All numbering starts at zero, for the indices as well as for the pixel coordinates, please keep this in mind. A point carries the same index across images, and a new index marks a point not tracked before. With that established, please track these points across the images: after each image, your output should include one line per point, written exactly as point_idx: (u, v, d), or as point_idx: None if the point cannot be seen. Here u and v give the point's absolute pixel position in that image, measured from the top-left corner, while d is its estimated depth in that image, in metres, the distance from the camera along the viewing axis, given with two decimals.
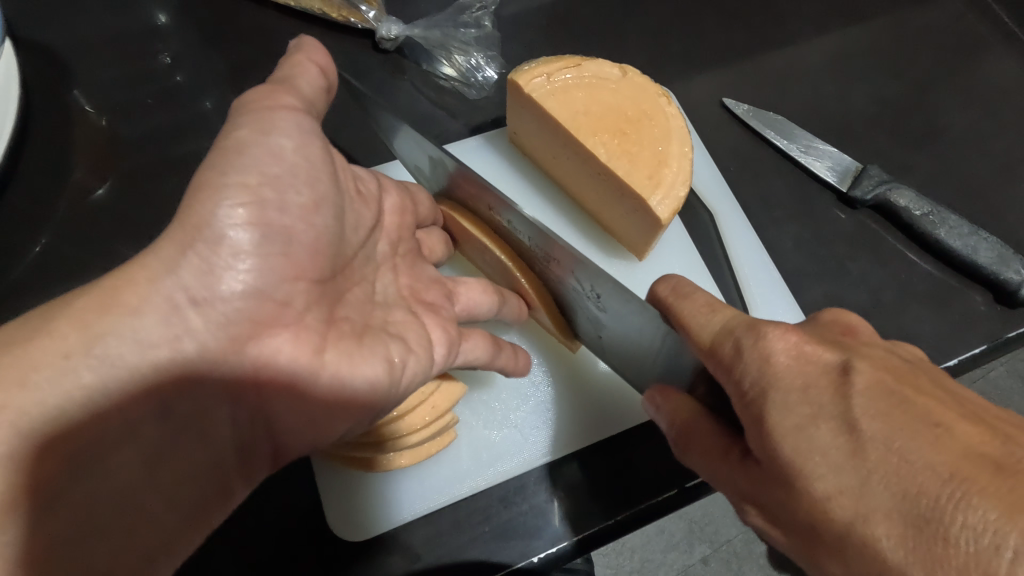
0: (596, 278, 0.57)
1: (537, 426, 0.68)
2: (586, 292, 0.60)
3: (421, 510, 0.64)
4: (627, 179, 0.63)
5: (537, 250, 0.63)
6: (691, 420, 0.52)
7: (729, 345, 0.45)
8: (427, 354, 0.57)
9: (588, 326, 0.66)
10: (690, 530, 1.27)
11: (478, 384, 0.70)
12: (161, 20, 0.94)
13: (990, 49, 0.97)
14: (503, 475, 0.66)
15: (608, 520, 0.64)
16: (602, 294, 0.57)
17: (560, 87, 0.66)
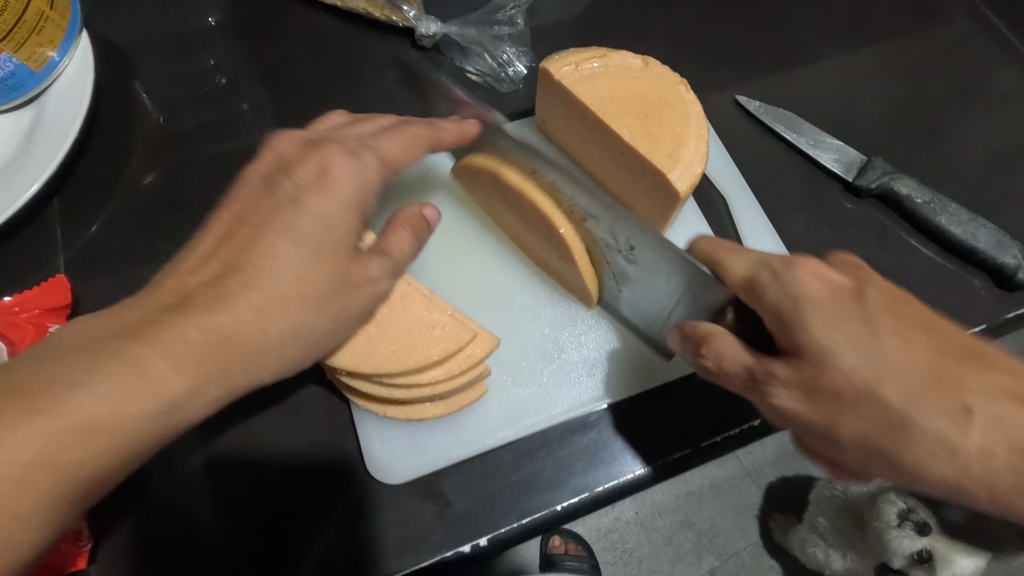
0: (631, 233, 0.64)
1: (563, 385, 0.73)
2: (620, 247, 0.67)
3: (455, 458, 0.69)
4: (649, 156, 0.69)
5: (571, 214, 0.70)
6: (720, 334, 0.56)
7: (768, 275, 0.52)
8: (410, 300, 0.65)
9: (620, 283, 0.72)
10: (698, 542, 1.36)
11: (509, 346, 0.76)
12: (213, 21, 1.01)
13: (985, 57, 1.03)
14: (531, 429, 0.70)
15: (629, 474, 0.67)
16: (634, 246, 0.64)
17: (587, 74, 0.73)
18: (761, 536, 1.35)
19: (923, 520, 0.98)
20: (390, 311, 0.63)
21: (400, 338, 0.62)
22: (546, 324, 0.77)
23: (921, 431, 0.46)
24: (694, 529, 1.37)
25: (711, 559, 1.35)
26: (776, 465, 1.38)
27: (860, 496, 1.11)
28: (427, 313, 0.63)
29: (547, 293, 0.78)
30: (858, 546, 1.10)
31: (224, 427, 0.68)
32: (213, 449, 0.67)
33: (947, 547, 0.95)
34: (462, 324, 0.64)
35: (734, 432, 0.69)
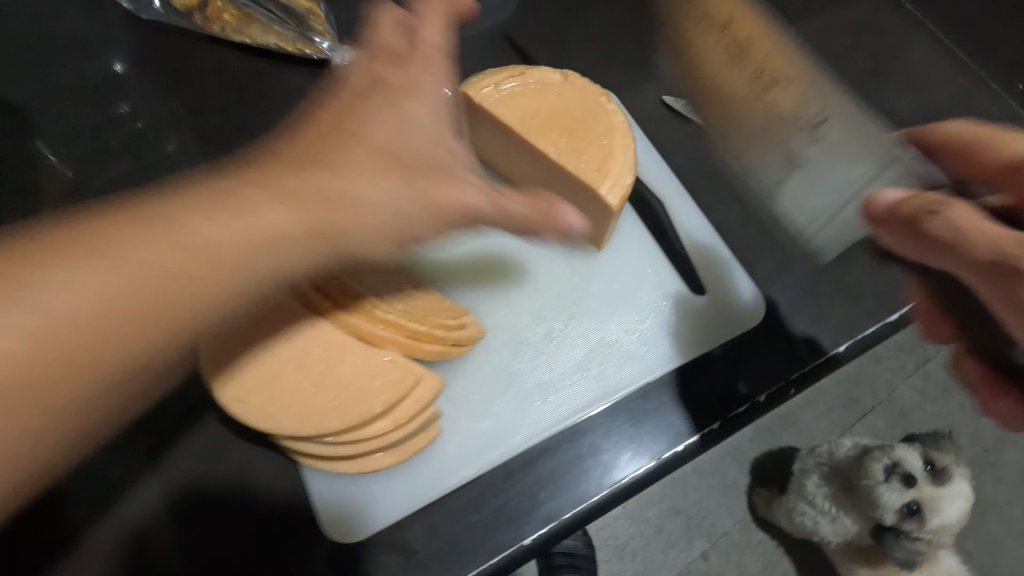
0: (831, 105, 0.70)
1: (520, 412, 0.71)
2: (809, 120, 0.70)
3: (412, 506, 0.66)
4: (579, 175, 0.69)
5: (756, 79, 0.70)
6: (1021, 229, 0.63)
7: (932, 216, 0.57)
8: (305, 347, 0.60)
9: (836, 174, 0.71)
10: (688, 527, 1.38)
11: (457, 381, 0.72)
12: (118, 67, 0.93)
13: (900, 34, 1.06)
14: (490, 465, 0.68)
15: (595, 497, 0.66)
16: (835, 120, 0.70)
17: (507, 95, 0.71)
18: (747, 512, 1.40)
19: (908, 471, 1.06)
20: (325, 364, 0.59)
21: (337, 392, 0.59)
22: (501, 351, 0.74)
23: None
24: (682, 515, 1.39)
25: (703, 543, 1.37)
26: (755, 442, 1.44)
27: (850, 460, 1.16)
28: (365, 362, 0.60)
29: (499, 306, 0.76)
30: (855, 507, 1.15)
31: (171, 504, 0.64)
32: (160, 528, 0.62)
33: (934, 493, 1.05)
34: (403, 367, 0.61)
35: (697, 440, 0.68)
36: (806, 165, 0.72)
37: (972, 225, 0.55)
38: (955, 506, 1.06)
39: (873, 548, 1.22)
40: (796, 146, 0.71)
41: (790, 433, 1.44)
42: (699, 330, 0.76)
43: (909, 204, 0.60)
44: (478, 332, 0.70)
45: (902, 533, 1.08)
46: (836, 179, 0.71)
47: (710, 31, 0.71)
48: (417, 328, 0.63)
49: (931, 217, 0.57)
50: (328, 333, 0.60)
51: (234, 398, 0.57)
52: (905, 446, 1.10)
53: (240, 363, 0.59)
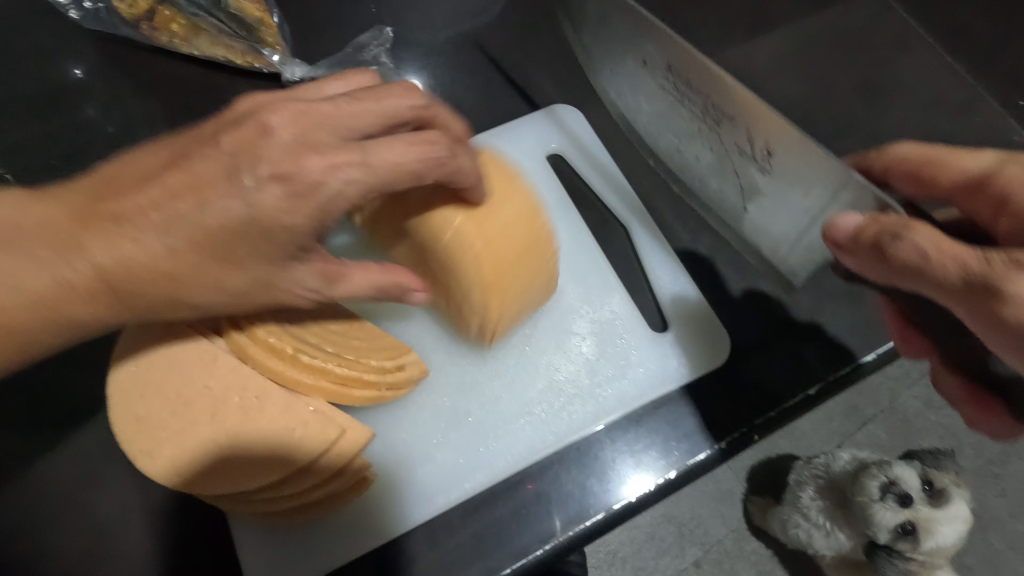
0: (776, 132, 0.60)
1: (463, 457, 0.67)
2: (755, 150, 0.63)
3: (346, 556, 0.63)
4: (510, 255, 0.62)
5: (703, 113, 0.68)
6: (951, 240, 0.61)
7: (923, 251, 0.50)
8: (224, 396, 0.57)
9: (794, 204, 0.63)
10: (680, 536, 1.31)
11: (397, 423, 0.68)
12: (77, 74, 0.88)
13: (885, 48, 1.02)
14: (428, 515, 0.64)
15: (538, 550, 0.64)
16: (782, 150, 0.60)
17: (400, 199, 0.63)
18: (741, 520, 1.33)
19: (906, 491, 1.00)
20: (244, 415, 0.56)
21: (254, 447, 0.56)
22: (445, 393, 0.69)
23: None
24: (674, 521, 1.32)
25: (695, 550, 1.30)
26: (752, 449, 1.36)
27: (846, 474, 1.10)
28: (286, 412, 0.57)
29: (443, 344, 0.71)
30: (850, 522, 1.08)
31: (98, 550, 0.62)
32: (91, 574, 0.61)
33: (930, 514, 0.99)
34: (327, 419, 0.58)
35: (648, 489, 0.67)
36: (762, 194, 0.66)
37: (951, 247, 0.50)
38: (953, 528, 1.00)
39: (865, 564, 1.16)
40: (749, 181, 0.66)
41: (787, 440, 1.36)
42: (655, 368, 0.72)
43: (870, 229, 0.53)
44: (419, 372, 0.66)
45: (896, 551, 1.01)
46: (794, 206, 0.63)
47: (659, 76, 0.71)
48: (345, 375, 0.60)
49: (897, 242, 0.51)
50: (248, 382, 0.58)
51: (142, 453, 0.55)
52: (903, 464, 1.04)
53: (154, 414, 0.56)
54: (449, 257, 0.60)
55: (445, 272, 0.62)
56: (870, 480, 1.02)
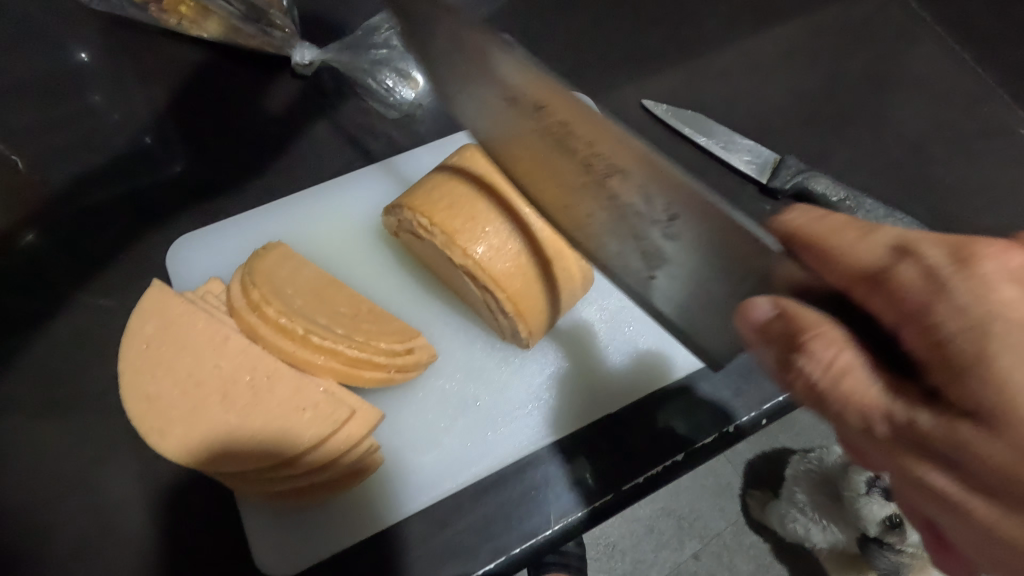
0: (673, 193, 0.50)
1: (472, 443, 0.67)
2: (656, 215, 0.52)
3: (354, 538, 0.63)
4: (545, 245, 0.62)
5: (586, 165, 0.54)
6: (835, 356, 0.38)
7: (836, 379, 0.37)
8: (235, 375, 0.57)
9: (706, 277, 0.53)
10: (680, 529, 1.30)
11: (406, 407, 0.68)
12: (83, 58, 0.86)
13: (894, 40, 1.01)
14: (436, 498, 0.65)
15: (547, 531, 0.64)
16: (687, 216, 0.50)
17: (451, 180, 0.64)
18: (741, 514, 1.32)
19: None
20: (254, 395, 0.57)
21: (264, 424, 0.56)
22: (453, 378, 0.69)
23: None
24: (674, 515, 1.31)
25: (694, 543, 1.29)
26: (750, 443, 1.36)
27: (839, 468, 1.10)
28: (295, 393, 0.58)
29: (452, 329, 0.72)
30: (843, 517, 1.07)
31: (115, 525, 0.63)
32: (107, 548, 0.62)
33: None
34: (337, 400, 0.58)
35: (657, 471, 0.67)
36: (670, 261, 0.55)
37: (855, 382, 0.37)
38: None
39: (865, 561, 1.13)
40: (652, 247, 0.55)
41: (788, 435, 1.35)
42: (663, 355, 0.73)
43: (774, 327, 0.40)
44: (428, 356, 0.66)
45: (887, 544, 0.99)
46: (705, 278, 0.53)
47: (496, 93, 0.55)
48: (355, 356, 0.60)
49: (804, 362, 0.38)
50: (257, 363, 0.58)
51: (153, 429, 0.55)
52: None
53: (164, 392, 0.56)
54: (496, 279, 0.61)
55: (491, 294, 0.63)
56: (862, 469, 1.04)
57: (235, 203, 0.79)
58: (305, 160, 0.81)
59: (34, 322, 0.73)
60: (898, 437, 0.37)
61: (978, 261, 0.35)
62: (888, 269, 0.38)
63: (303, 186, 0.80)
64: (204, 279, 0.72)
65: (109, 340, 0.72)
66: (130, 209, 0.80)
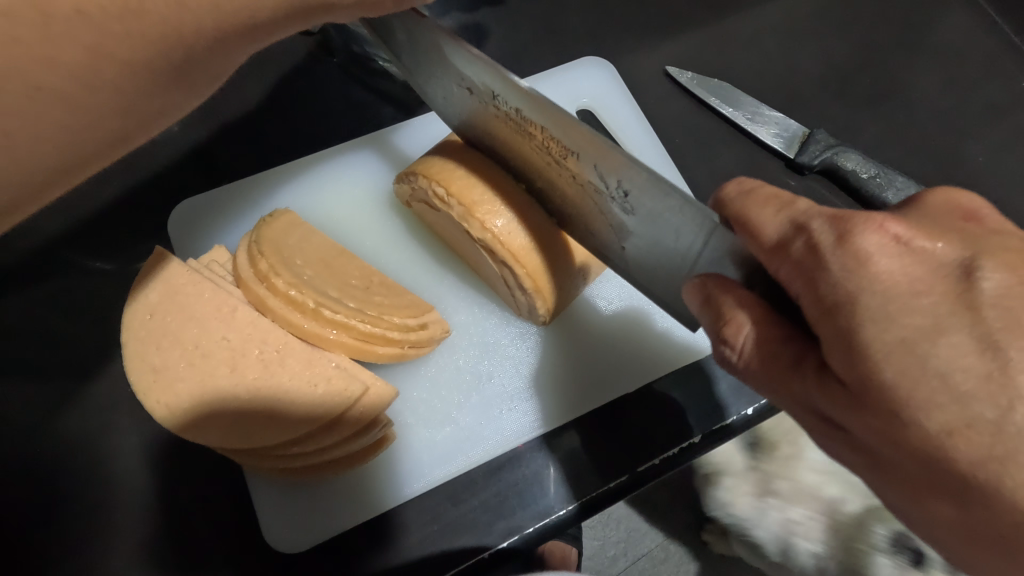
0: (623, 169, 0.50)
1: (481, 422, 0.65)
2: (612, 190, 0.53)
3: (364, 516, 0.62)
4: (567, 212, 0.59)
5: (545, 148, 0.54)
6: (745, 345, 0.42)
7: (758, 359, 0.42)
8: (246, 347, 0.55)
9: (668, 249, 0.52)
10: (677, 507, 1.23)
11: (418, 384, 0.66)
12: None
13: (930, 7, 0.96)
14: (447, 476, 0.63)
15: (561, 511, 0.63)
16: (636, 191, 0.50)
17: (464, 152, 0.61)
18: None
19: None
20: (265, 370, 0.55)
21: (274, 401, 0.54)
22: (465, 353, 0.67)
23: (939, 342, 0.33)
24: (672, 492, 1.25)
25: None
26: None
27: None
28: (307, 370, 0.56)
29: (466, 302, 0.69)
30: None
31: (124, 495, 0.62)
32: (120, 518, 0.61)
33: None
34: (351, 375, 0.56)
35: (672, 453, 0.66)
36: (642, 239, 0.54)
37: (765, 363, 0.42)
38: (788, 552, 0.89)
39: None
40: (617, 222, 0.55)
41: None
42: (680, 336, 0.70)
43: (706, 310, 0.45)
44: (441, 331, 0.64)
45: None
46: (667, 252, 0.53)
47: (462, 83, 0.56)
48: (367, 331, 0.58)
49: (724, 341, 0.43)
50: (267, 335, 0.56)
51: (160, 403, 0.53)
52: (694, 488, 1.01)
53: (172, 364, 0.54)
54: (516, 253, 0.58)
55: (510, 270, 0.60)
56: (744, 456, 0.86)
57: (240, 165, 0.75)
58: (313, 123, 0.78)
59: (33, 286, 0.70)
60: (802, 408, 0.40)
61: (857, 236, 0.35)
62: (784, 243, 0.39)
63: (311, 149, 0.76)
64: (209, 246, 0.69)
65: (109, 308, 0.69)
66: (124, 166, 0.74)
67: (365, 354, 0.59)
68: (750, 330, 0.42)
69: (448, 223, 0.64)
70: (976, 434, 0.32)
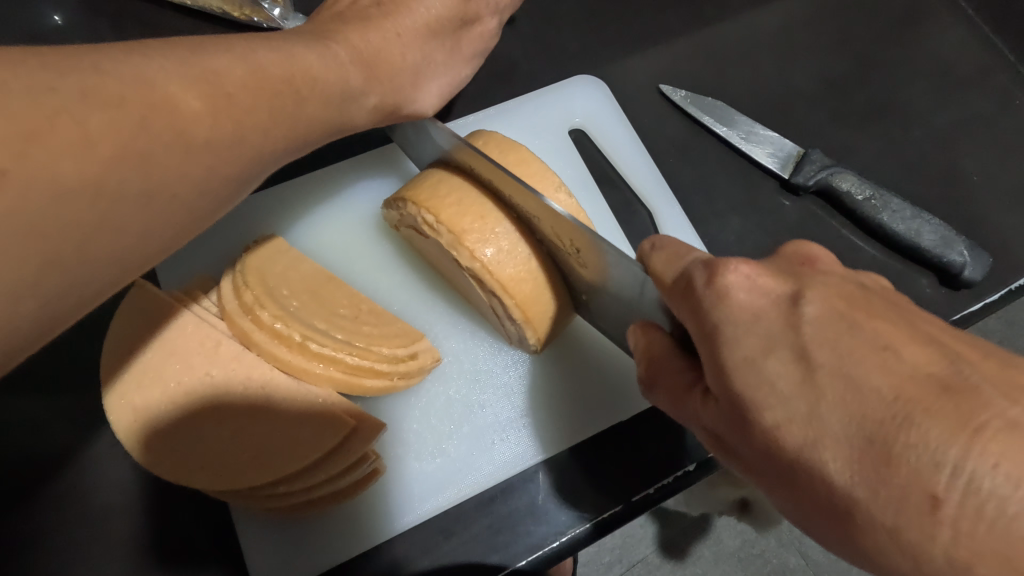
0: (572, 236, 0.54)
1: (472, 452, 0.64)
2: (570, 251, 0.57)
3: (352, 550, 0.60)
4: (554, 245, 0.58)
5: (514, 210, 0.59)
6: (651, 378, 0.49)
7: (664, 389, 0.49)
8: (230, 383, 0.54)
9: (632, 302, 0.55)
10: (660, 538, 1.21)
11: (408, 413, 0.65)
12: (55, 21, 0.81)
13: (926, 24, 0.96)
14: (437, 508, 0.62)
15: (554, 542, 0.62)
16: (585, 253, 0.55)
17: (450, 181, 0.60)
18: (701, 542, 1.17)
19: None
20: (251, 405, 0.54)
21: None
22: (457, 381, 0.66)
23: (768, 359, 0.36)
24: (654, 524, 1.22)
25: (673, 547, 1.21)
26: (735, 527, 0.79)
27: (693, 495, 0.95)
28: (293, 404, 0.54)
29: (457, 328, 0.68)
30: None
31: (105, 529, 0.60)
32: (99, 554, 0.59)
33: None
34: (337, 411, 0.55)
35: (667, 481, 0.64)
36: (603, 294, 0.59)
37: (671, 391, 0.48)
38: None
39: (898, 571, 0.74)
40: (580, 279, 0.59)
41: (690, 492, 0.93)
42: None
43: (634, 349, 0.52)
44: (432, 360, 0.62)
45: None
46: (622, 307, 0.58)
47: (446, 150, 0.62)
48: (356, 364, 0.56)
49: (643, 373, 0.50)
50: (252, 371, 0.55)
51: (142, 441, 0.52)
52: None
53: (155, 401, 0.53)
54: (506, 286, 0.57)
55: (501, 302, 0.59)
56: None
57: None
58: None
59: None
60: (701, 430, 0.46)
61: (721, 275, 0.39)
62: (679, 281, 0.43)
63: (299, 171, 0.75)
64: (194, 270, 0.68)
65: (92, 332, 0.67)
66: None
67: (352, 387, 0.57)
68: (649, 368, 0.49)
69: (438, 250, 0.63)
70: (796, 426, 0.35)
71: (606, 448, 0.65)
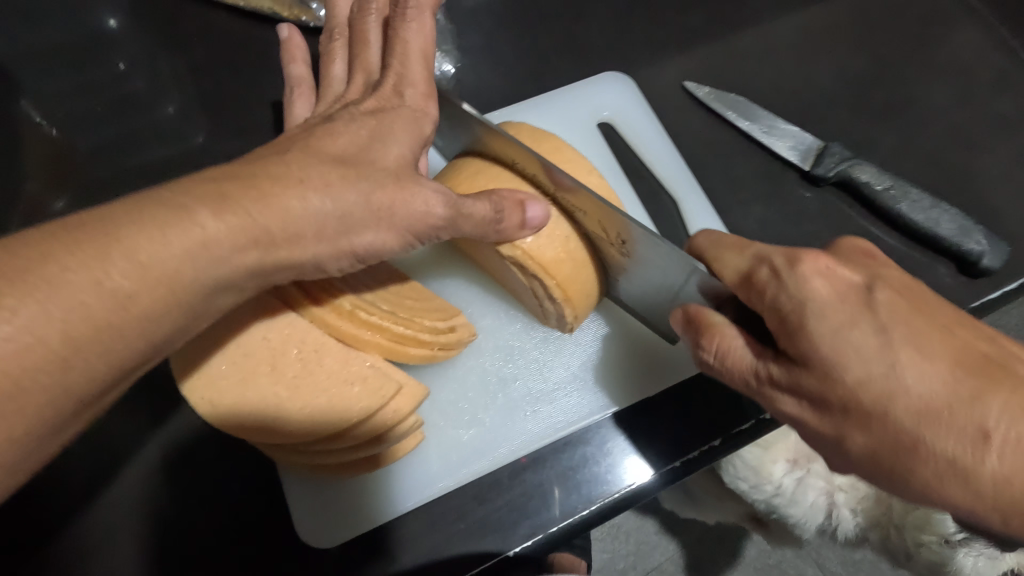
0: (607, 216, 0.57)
1: (506, 423, 0.67)
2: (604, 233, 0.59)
3: (391, 513, 0.63)
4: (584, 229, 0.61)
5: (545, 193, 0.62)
6: (717, 353, 0.51)
7: (731, 362, 0.51)
8: (285, 346, 0.58)
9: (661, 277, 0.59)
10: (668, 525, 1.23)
11: (445, 385, 0.68)
12: (112, 23, 0.88)
13: (943, 26, 0.99)
14: (472, 475, 0.65)
15: (583, 511, 0.64)
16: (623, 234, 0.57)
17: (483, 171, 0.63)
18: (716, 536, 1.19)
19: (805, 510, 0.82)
20: (303, 367, 0.57)
21: (310, 399, 0.56)
22: (491, 357, 0.69)
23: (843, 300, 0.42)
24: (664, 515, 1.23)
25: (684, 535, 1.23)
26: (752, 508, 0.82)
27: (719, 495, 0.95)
28: (343, 367, 0.58)
29: (491, 307, 0.72)
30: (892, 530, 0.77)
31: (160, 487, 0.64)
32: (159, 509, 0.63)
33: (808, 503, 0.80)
34: (384, 375, 0.58)
35: (693, 456, 0.66)
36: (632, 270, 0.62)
37: (737, 360, 0.50)
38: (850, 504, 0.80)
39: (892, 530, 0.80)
40: (617, 263, 0.63)
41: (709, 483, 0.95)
42: None
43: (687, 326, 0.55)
44: (469, 334, 0.66)
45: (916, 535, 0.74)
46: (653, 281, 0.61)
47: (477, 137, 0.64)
48: (402, 332, 0.60)
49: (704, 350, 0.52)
50: (306, 336, 0.59)
51: (204, 399, 0.55)
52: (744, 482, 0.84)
53: (215, 363, 0.57)
54: (546, 266, 0.61)
55: (538, 280, 0.62)
56: (737, 488, 0.81)
57: None
58: None
59: None
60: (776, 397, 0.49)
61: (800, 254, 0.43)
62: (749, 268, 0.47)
63: None
64: None
65: None
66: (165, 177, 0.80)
67: (397, 352, 0.61)
68: (712, 339, 0.51)
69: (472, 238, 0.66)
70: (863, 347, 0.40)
71: (637, 420, 0.68)
